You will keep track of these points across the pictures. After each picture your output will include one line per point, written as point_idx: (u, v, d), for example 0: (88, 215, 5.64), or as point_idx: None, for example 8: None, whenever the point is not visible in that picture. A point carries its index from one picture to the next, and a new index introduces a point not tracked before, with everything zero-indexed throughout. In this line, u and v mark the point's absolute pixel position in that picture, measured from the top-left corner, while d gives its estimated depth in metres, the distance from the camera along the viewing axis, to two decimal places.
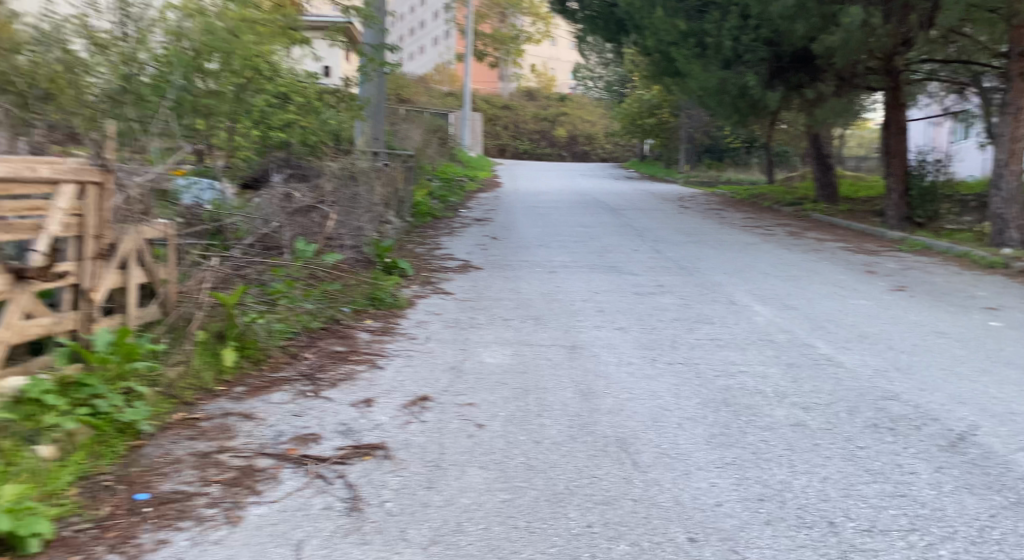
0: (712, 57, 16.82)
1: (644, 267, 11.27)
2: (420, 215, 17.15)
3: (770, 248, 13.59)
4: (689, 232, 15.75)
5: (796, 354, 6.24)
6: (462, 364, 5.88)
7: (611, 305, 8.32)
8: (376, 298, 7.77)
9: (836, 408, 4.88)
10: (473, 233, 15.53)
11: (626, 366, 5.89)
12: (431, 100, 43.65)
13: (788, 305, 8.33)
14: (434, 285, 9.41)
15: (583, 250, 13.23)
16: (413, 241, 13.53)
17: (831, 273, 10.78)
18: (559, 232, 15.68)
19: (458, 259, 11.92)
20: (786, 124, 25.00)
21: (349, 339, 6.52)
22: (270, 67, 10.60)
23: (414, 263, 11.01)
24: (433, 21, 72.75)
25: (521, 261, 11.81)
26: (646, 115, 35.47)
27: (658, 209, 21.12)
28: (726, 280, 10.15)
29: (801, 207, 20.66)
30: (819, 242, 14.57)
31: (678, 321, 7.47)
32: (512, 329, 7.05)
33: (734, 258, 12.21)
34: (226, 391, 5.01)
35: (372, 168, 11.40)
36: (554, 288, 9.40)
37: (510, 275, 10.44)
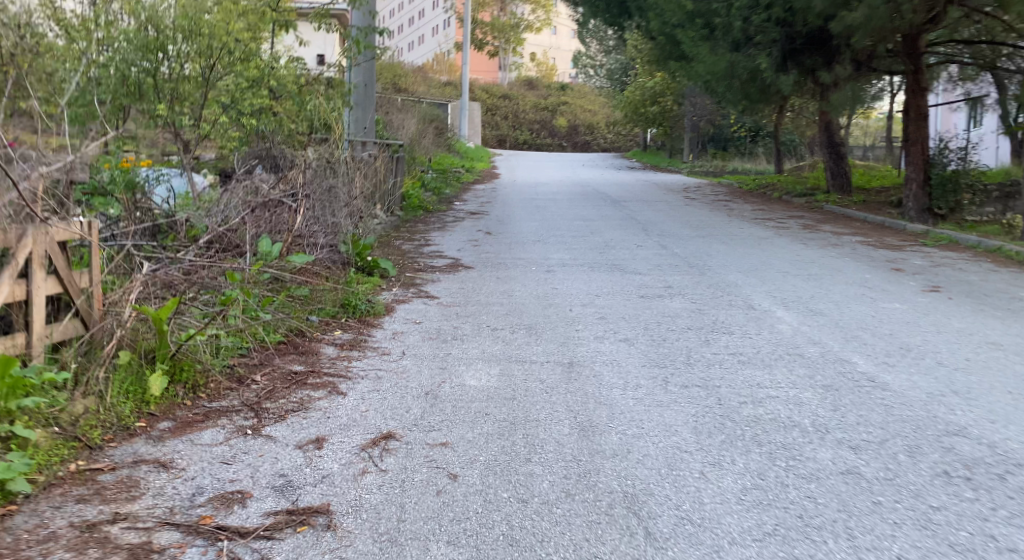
0: (720, 39, 15.94)
1: (649, 265, 10.40)
2: (412, 209, 16.27)
3: (784, 243, 12.70)
4: (696, 226, 14.84)
5: (830, 373, 5.34)
6: (440, 389, 4.98)
7: (614, 311, 7.43)
8: (348, 305, 6.88)
9: (893, 448, 3.98)
10: (466, 228, 14.64)
11: (632, 392, 4.97)
12: (429, 90, 42.81)
13: (814, 311, 7.42)
14: (419, 288, 8.53)
15: (583, 246, 12.35)
16: (400, 237, 12.64)
17: (855, 272, 9.86)
18: (558, 226, 14.79)
19: (448, 257, 11.03)
20: (795, 111, 24.04)
21: (311, 356, 5.61)
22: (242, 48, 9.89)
23: (399, 262, 10.13)
24: (432, 10, 71.62)
25: (516, 259, 10.92)
26: (649, 103, 34.50)
27: (662, 201, 20.21)
28: (740, 279, 9.26)
29: (812, 198, 19.72)
30: (837, 236, 13.66)
31: (689, 331, 6.59)
32: (500, 342, 6.16)
33: (747, 254, 11.30)
34: (146, 429, 4.09)
35: (354, 159, 10.51)
36: (550, 291, 8.50)
37: (503, 275, 9.57)
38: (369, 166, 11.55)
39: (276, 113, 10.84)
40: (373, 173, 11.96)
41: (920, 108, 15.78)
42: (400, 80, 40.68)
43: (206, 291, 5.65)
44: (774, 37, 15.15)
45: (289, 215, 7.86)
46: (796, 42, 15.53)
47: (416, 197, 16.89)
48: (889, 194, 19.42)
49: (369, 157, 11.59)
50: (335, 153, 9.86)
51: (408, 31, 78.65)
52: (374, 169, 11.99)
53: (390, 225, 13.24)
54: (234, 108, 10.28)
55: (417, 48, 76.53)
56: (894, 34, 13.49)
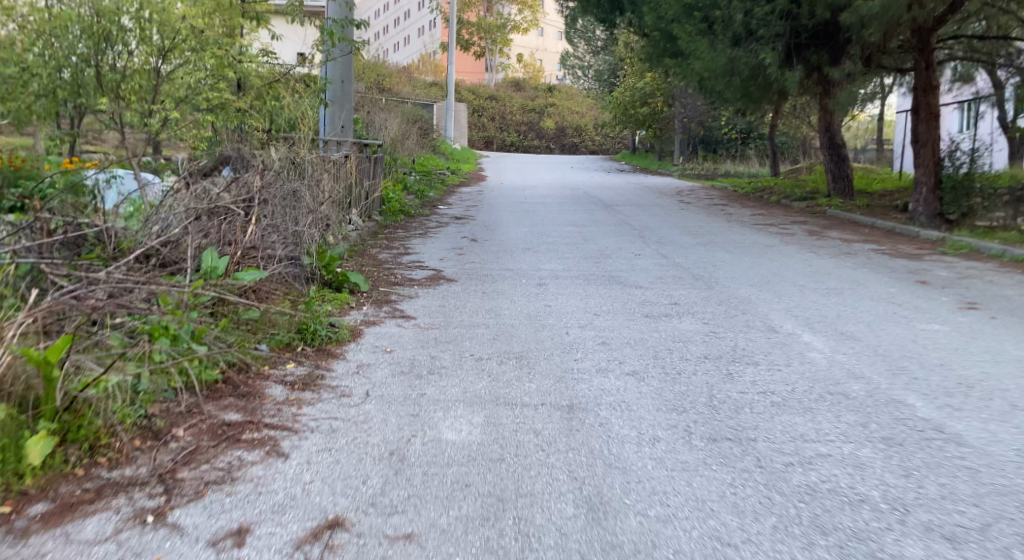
0: (720, 34, 15.06)
1: (651, 277, 9.45)
2: (391, 213, 15.27)
3: (792, 251, 11.79)
4: (696, 232, 13.92)
5: (886, 420, 4.38)
6: (409, 446, 3.99)
7: (617, 335, 6.46)
8: (307, 331, 5.86)
9: (999, 541, 3.06)
10: (450, 234, 13.66)
11: (650, 448, 3.99)
12: (415, 90, 41.80)
13: (845, 335, 6.48)
14: (393, 306, 7.55)
15: (576, 255, 11.39)
16: (377, 246, 11.65)
17: (877, 285, 8.94)
18: (547, 232, 13.84)
19: (428, 267, 10.04)
20: (793, 111, 23.20)
21: (253, 401, 4.59)
22: (200, 39, 9.28)
23: (374, 274, 9.14)
24: (418, 11, 70.57)
25: (504, 270, 9.95)
26: (639, 104, 33.63)
27: (656, 205, 19.30)
28: (753, 295, 8.32)
29: (813, 202, 18.86)
30: (847, 243, 12.76)
31: (707, 361, 5.62)
32: (484, 378, 5.17)
33: (755, 264, 10.37)
34: (9, 517, 3.11)
35: (324, 160, 9.50)
36: (543, 309, 7.54)
37: (489, 289, 8.59)
38: (341, 169, 10.54)
39: (241, 109, 9.91)
40: (347, 175, 10.96)
41: (931, 107, 14.95)
42: (385, 79, 39.64)
43: (132, 316, 4.66)
44: (778, 32, 14.29)
45: (242, 225, 6.87)
46: (801, 37, 14.67)
47: (397, 200, 15.90)
48: (894, 198, 18.56)
49: (343, 158, 10.58)
50: (301, 153, 8.85)
51: (394, 33, 77.66)
52: (347, 171, 10.98)
53: (365, 232, 12.23)
54: (189, 100, 9.51)
55: (404, 48, 75.42)
56: (908, 28, 12.65)
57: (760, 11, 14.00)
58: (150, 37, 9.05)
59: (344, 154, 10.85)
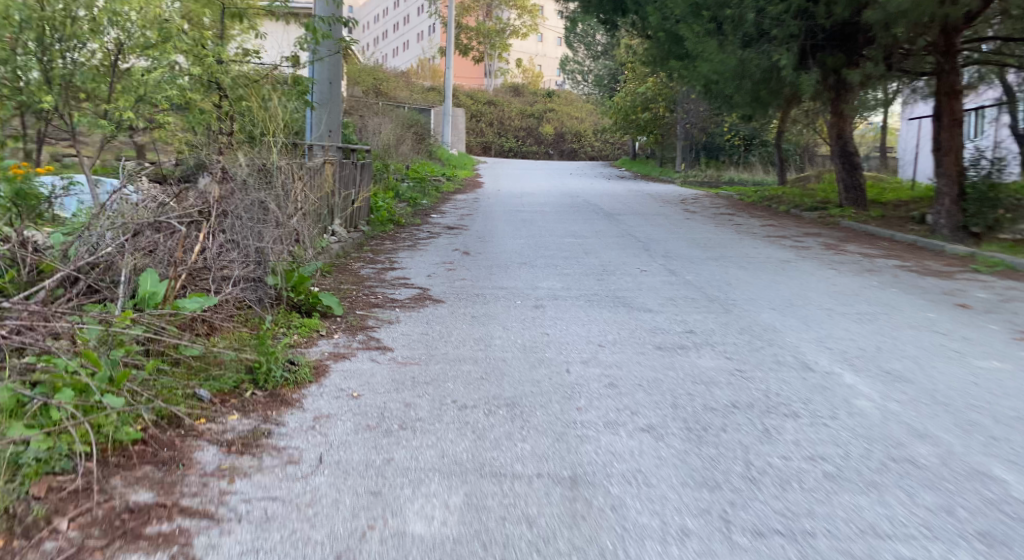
0: (729, 34, 14.16)
1: (660, 297, 8.54)
2: (380, 223, 14.33)
3: (810, 267, 10.88)
4: (705, 245, 12.98)
5: (974, 503, 3.44)
6: (364, 545, 3.08)
7: (627, 374, 5.52)
8: (257, 372, 4.94)
9: None
10: (441, 246, 12.73)
11: (680, 550, 3.08)
12: (411, 95, 40.90)
13: (893, 375, 5.53)
14: (369, 333, 6.62)
15: (578, 271, 10.47)
16: (360, 260, 10.70)
17: (914, 309, 7.99)
18: (545, 245, 12.93)
19: (414, 285, 9.09)
20: (801, 117, 22.32)
21: (173, 471, 3.64)
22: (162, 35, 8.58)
23: (353, 294, 8.22)
24: (417, 16, 69.75)
25: (497, 289, 9.00)
26: (640, 110, 32.72)
27: (660, 215, 18.37)
28: (776, 321, 7.41)
29: (825, 212, 17.96)
30: (868, 258, 11.86)
31: (735, 412, 4.70)
32: (467, 435, 4.22)
33: (773, 284, 9.43)
34: None
35: (297, 167, 8.56)
36: (541, 338, 6.60)
37: (480, 311, 7.67)
38: (318, 176, 9.59)
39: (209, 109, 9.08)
40: (325, 183, 10.02)
41: (954, 113, 13.92)
42: (381, 84, 38.77)
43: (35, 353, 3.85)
44: (793, 32, 13.37)
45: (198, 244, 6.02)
46: (817, 37, 13.74)
47: (386, 209, 14.96)
48: (910, 209, 17.64)
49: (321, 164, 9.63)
50: (269, 159, 7.91)
51: (394, 38, 76.81)
52: (326, 178, 10.04)
53: (347, 245, 11.29)
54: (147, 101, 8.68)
55: (403, 54, 74.47)
56: (934, 28, 11.74)
57: (773, 9, 13.08)
58: (105, 34, 8.28)
59: (323, 161, 9.92)
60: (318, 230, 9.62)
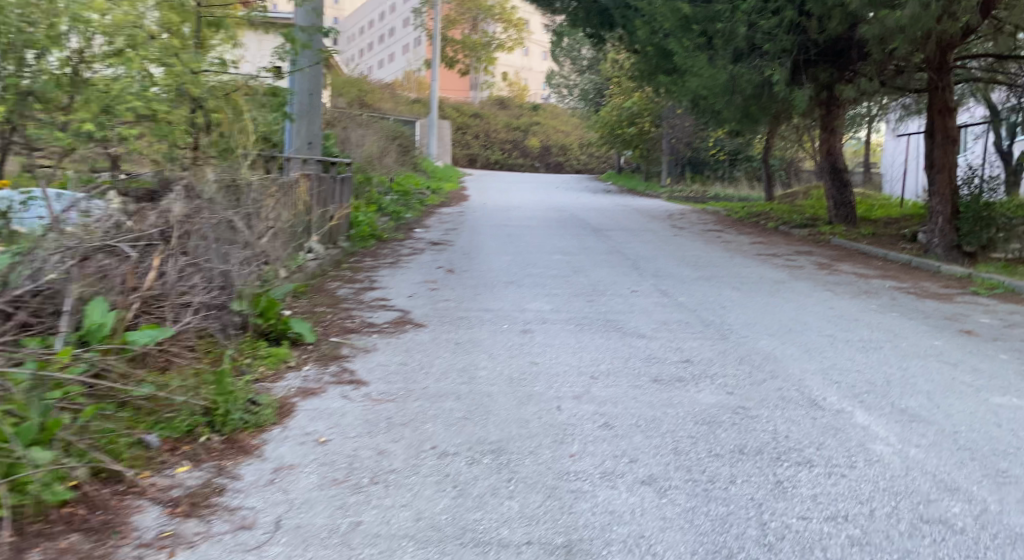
0: (720, 48, 13.83)
1: (652, 321, 8.13)
2: (360, 238, 13.84)
3: (805, 289, 10.51)
4: (696, 264, 12.59)
5: None
6: None
7: (622, 412, 5.06)
8: (214, 414, 4.44)
9: None
10: (424, 263, 12.27)
11: None
12: (396, 107, 40.53)
13: (908, 413, 5.12)
14: (343, 363, 6.16)
15: (566, 291, 10.05)
16: (338, 279, 10.21)
17: (919, 337, 7.57)
18: (531, 262, 12.51)
19: (394, 307, 8.61)
20: (789, 132, 22.08)
21: (103, 544, 3.21)
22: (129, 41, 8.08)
23: (328, 318, 7.75)
24: (402, 28, 69.44)
25: (482, 311, 8.54)
26: (627, 124, 32.41)
27: (649, 231, 17.97)
28: (776, 349, 7.01)
29: (815, 229, 17.66)
30: (864, 278, 11.51)
31: (742, 459, 4.29)
32: (447, 492, 3.77)
33: (769, 308, 9.02)
34: None
35: (269, 183, 8.06)
36: (528, 370, 6.13)
37: (463, 337, 7.22)
38: (292, 192, 9.10)
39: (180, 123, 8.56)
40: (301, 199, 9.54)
41: (948, 130, 13.52)
42: (366, 95, 38.34)
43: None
44: (785, 46, 13.02)
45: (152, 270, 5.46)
46: (810, 52, 13.40)
47: (367, 224, 14.48)
48: (900, 227, 17.33)
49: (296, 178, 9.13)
50: (236, 176, 7.42)
51: (379, 50, 76.48)
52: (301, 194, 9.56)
53: (324, 263, 10.79)
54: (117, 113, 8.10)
55: (388, 66, 74.13)
56: (930, 45, 11.41)
57: (765, 22, 12.73)
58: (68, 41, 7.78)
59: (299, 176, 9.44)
60: (292, 247, 9.13)
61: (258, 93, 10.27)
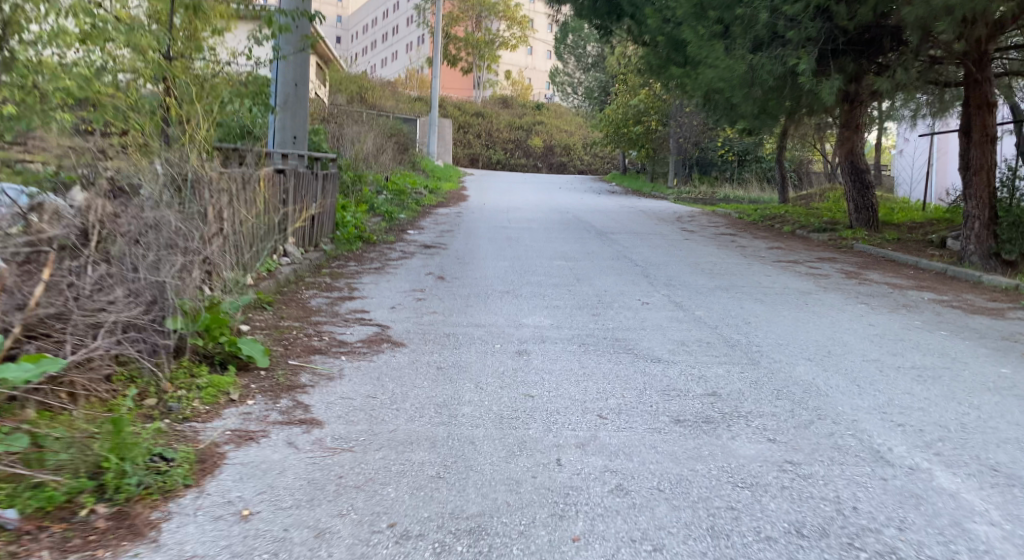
0: (738, 37, 12.81)
1: (667, 340, 7.08)
2: (346, 240, 12.79)
3: (835, 302, 9.42)
4: (711, 272, 11.53)
5: None
6: None
7: (638, 470, 4.02)
8: (105, 476, 3.40)
9: None
10: (413, 268, 11.24)
11: None
12: (397, 105, 39.50)
13: (1003, 474, 4.04)
14: (297, 396, 5.10)
15: (568, 302, 9.00)
16: (314, 287, 9.19)
17: (980, 362, 6.49)
18: (530, 269, 11.45)
19: (371, 321, 7.55)
20: (806, 131, 21.00)
21: None
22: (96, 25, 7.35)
23: (291, 334, 6.69)
24: (405, 26, 68.45)
25: (472, 327, 7.48)
26: (632, 123, 31.31)
27: (657, 234, 16.90)
28: (816, 378, 5.94)
29: (835, 234, 16.57)
30: (898, 289, 10.41)
31: (800, 546, 3.25)
32: None
33: (799, 325, 7.95)
34: None
35: (225, 179, 7.03)
36: (520, 405, 5.07)
37: (446, 361, 6.15)
38: (257, 191, 8.08)
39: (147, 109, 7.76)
40: (264, 200, 8.49)
41: (986, 128, 12.40)
42: (367, 93, 37.42)
43: None
44: (811, 34, 11.96)
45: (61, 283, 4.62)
46: (838, 41, 12.27)
47: (355, 225, 13.44)
48: (926, 232, 16.24)
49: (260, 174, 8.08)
50: (183, 170, 6.39)
51: (382, 48, 75.41)
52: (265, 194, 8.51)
53: (299, 269, 9.75)
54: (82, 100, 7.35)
55: (391, 64, 73.14)
56: (975, 32, 10.35)
57: (789, 8, 11.67)
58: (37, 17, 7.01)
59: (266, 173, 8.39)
60: (253, 252, 8.08)
61: (235, 82, 9.26)
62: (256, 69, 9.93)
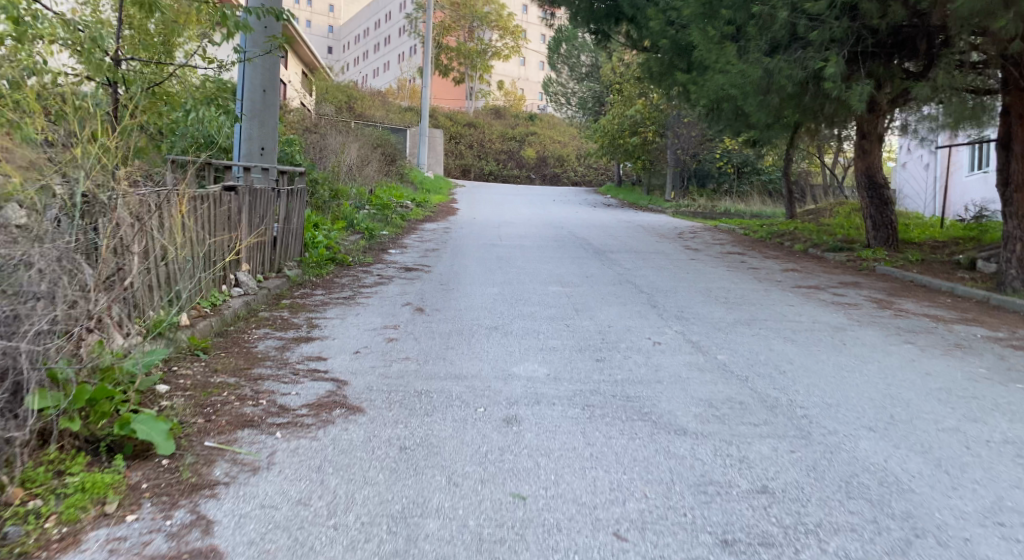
0: (753, 38, 11.55)
1: (688, 400, 5.74)
2: (316, 263, 11.43)
3: (878, 340, 8.07)
4: (726, 301, 10.21)
5: None
6: None
7: None
8: None
9: None
10: (388, 297, 9.89)
11: None
12: (387, 114, 38.19)
13: None
14: (201, 502, 3.77)
15: (566, 342, 7.65)
16: (266, 325, 7.83)
17: None
18: (521, 297, 10.12)
19: (328, 374, 6.19)
20: (814, 143, 19.72)
21: None
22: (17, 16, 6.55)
23: (219, 399, 5.35)
24: (398, 36, 67.37)
25: (450, 381, 6.13)
26: (629, 133, 29.93)
27: (660, 253, 15.60)
28: (889, 459, 4.61)
29: (853, 254, 15.28)
30: (943, 323, 9.07)
31: None
32: None
33: (844, 375, 6.60)
34: None
35: (139, 201, 5.73)
36: (507, 517, 3.73)
37: (412, 438, 4.78)
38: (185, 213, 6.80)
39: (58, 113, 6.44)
40: (198, 224, 7.22)
41: None
42: (355, 103, 36.29)
43: None
44: (836, 35, 10.67)
45: None
46: (866, 42, 10.98)
47: (327, 245, 12.08)
48: (952, 252, 14.96)
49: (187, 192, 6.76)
50: (74, 190, 5.06)
51: (374, 59, 74.19)
52: (200, 217, 7.24)
53: (251, 302, 8.38)
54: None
55: (383, 74, 71.91)
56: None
57: (812, 5, 10.37)
58: None
59: (199, 192, 7.10)
60: (175, 288, 6.75)
61: (176, 96, 8.15)
62: (219, 72, 8.66)
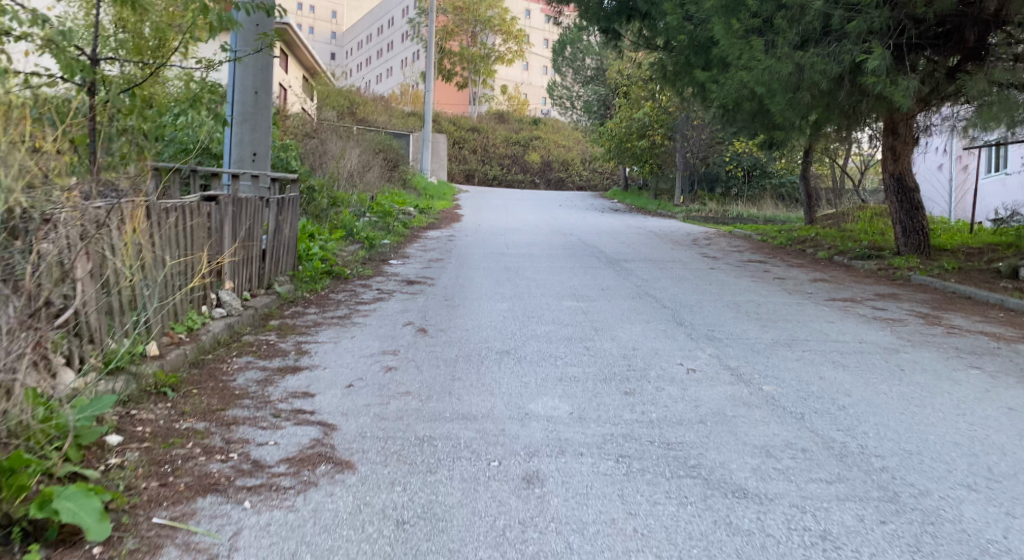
0: (781, 32, 10.63)
1: (741, 447, 4.83)
2: (310, 277, 10.56)
3: (938, 364, 7.15)
4: (759, 317, 9.30)
5: None
6: None
7: None
8: None
9: None
10: (388, 315, 9.00)
11: None
12: (388, 119, 37.33)
13: None
14: None
15: (588, 369, 6.74)
16: (249, 351, 6.94)
17: None
18: (534, 315, 9.22)
19: (316, 416, 5.30)
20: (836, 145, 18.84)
21: None
22: None
23: (183, 453, 4.47)
24: (401, 42, 66.58)
25: (458, 423, 5.22)
26: (637, 136, 28.93)
27: (678, 262, 14.70)
28: (1006, 533, 3.71)
29: (883, 262, 14.36)
30: (1005, 343, 8.15)
31: None
32: None
33: (915, 411, 5.68)
34: None
35: (88, 216, 4.83)
36: None
37: (412, 506, 3.89)
38: (153, 227, 5.94)
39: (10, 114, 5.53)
40: (172, 239, 6.35)
41: None
42: (356, 108, 35.43)
43: None
44: (876, 25, 9.76)
45: None
46: (909, 32, 10.07)
47: (323, 257, 11.21)
48: (990, 259, 14.05)
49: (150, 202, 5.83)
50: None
51: (377, 64, 73.41)
52: (174, 231, 6.37)
53: (234, 325, 7.49)
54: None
55: (385, 80, 71.16)
56: None
57: None
58: None
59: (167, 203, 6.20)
60: (144, 315, 5.83)
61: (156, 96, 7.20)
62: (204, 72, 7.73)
